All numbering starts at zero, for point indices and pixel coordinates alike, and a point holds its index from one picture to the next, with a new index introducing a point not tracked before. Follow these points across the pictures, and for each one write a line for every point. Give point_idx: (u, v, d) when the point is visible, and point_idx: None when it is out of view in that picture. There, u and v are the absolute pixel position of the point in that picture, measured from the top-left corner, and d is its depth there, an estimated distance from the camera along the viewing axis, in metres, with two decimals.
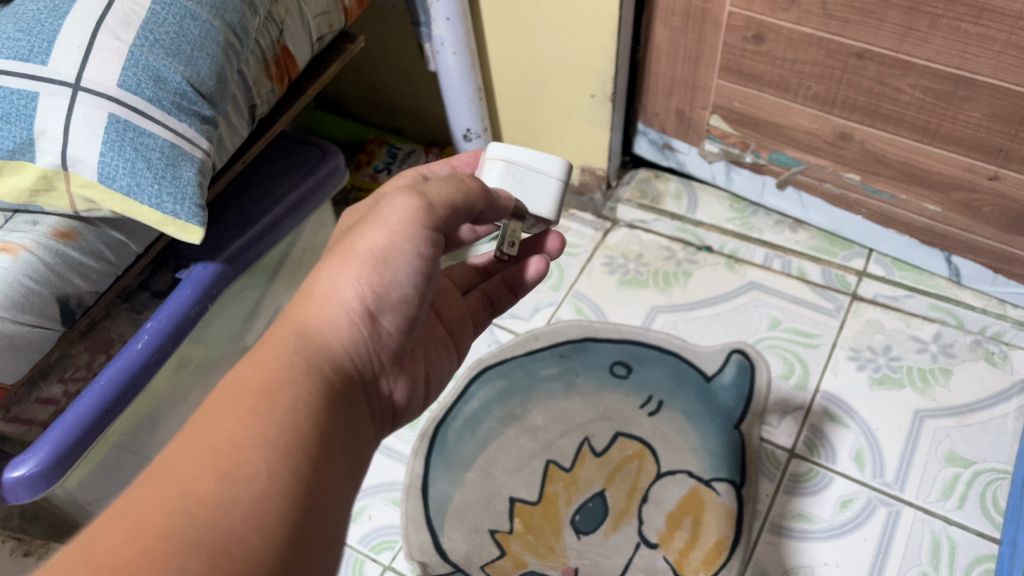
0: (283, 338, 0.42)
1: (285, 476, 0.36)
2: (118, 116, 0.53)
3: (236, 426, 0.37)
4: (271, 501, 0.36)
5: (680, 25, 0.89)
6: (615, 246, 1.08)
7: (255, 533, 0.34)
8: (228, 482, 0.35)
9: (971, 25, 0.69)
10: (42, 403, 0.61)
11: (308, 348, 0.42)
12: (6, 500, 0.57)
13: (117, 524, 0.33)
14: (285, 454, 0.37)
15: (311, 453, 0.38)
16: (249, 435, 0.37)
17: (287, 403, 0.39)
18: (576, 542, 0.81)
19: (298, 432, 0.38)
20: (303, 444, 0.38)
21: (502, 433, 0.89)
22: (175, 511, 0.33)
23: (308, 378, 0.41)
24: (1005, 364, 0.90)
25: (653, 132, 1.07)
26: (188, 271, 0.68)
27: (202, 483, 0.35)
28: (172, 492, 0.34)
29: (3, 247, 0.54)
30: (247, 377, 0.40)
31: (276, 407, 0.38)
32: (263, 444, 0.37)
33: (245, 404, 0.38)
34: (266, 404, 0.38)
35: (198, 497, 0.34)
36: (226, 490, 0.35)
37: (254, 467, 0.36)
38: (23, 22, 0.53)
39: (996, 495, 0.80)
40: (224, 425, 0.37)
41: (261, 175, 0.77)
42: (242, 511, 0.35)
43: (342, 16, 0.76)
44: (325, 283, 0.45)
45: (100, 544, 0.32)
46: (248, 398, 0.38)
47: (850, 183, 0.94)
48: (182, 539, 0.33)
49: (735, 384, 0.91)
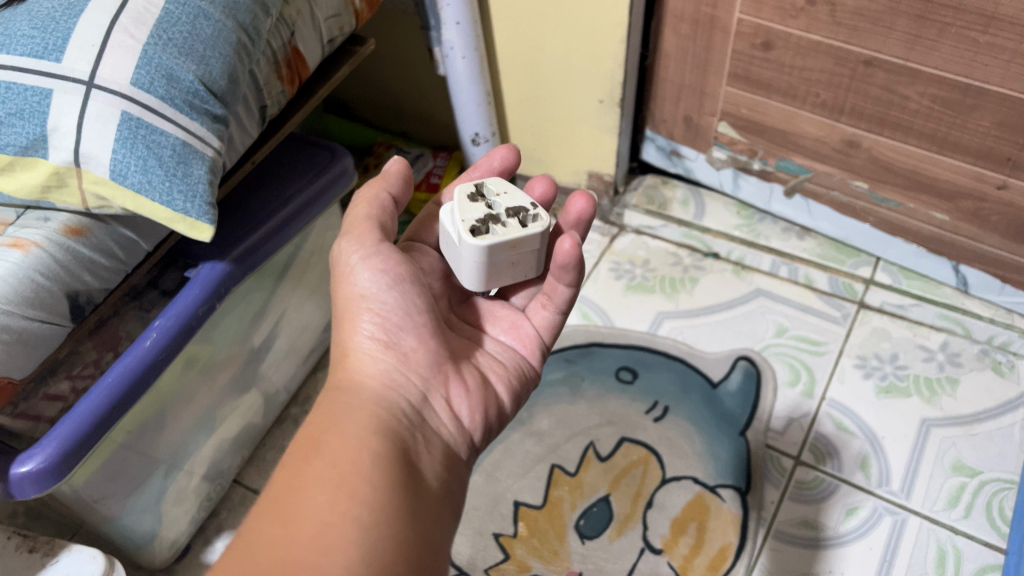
0: (327, 401, 0.51)
1: (346, 495, 0.43)
2: (130, 113, 0.53)
3: (294, 477, 0.44)
4: (335, 521, 0.41)
5: (688, 31, 0.89)
6: (622, 252, 1.08)
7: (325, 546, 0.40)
8: (293, 520, 0.41)
9: (979, 34, 0.69)
10: (50, 400, 0.62)
11: (346, 396, 0.51)
12: (13, 495, 0.57)
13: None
14: (338, 483, 0.43)
15: (363, 473, 0.44)
16: (311, 475, 0.44)
17: (332, 444, 0.46)
18: (580, 547, 0.81)
19: (348, 460, 0.45)
20: (356, 467, 0.44)
21: (507, 437, 0.89)
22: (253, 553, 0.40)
23: (350, 416, 0.49)
24: (1012, 374, 0.89)
25: (660, 139, 1.08)
26: (197, 271, 0.68)
27: (279, 528, 0.41)
28: (257, 540, 0.41)
29: (15, 244, 0.55)
30: (301, 433, 0.48)
31: (326, 451, 0.45)
32: (318, 480, 0.43)
33: (299, 461, 0.45)
34: (317, 450, 0.45)
35: (279, 538, 0.41)
36: (295, 524, 0.41)
37: (317, 502, 0.42)
38: (38, 20, 0.53)
39: (1003, 505, 0.80)
40: (284, 481, 0.44)
41: (270, 176, 0.77)
42: (311, 535, 0.40)
43: (352, 19, 0.77)
44: (345, 345, 0.54)
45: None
46: (302, 452, 0.46)
47: (857, 191, 0.94)
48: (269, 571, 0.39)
49: (741, 391, 0.91)
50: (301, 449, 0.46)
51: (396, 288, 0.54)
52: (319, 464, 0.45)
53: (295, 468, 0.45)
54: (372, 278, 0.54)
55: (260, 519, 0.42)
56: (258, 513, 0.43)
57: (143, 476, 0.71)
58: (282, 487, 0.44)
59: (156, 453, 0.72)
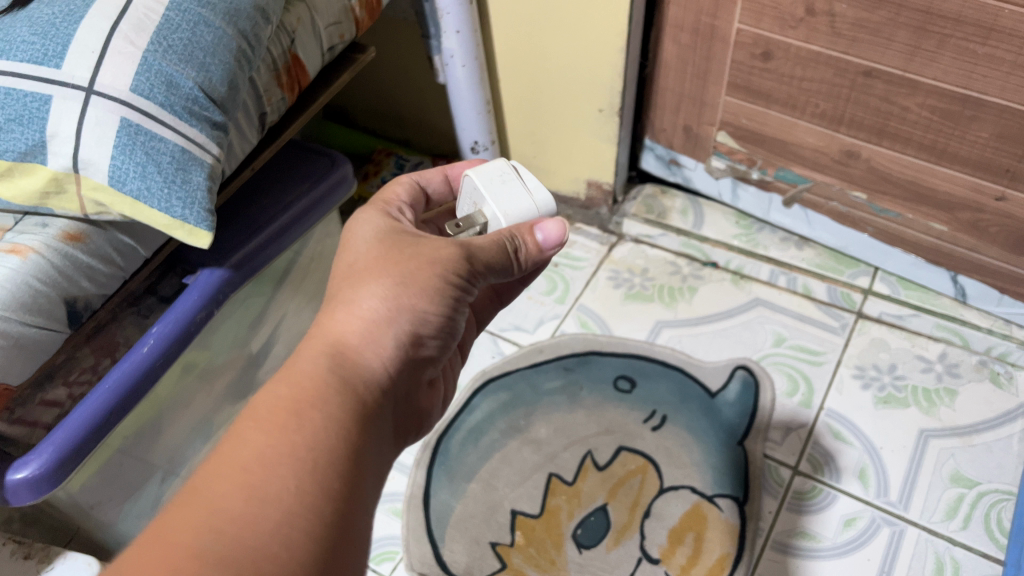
0: (315, 356, 0.43)
1: (316, 487, 0.38)
2: (130, 120, 0.53)
3: (265, 445, 0.38)
4: (299, 517, 0.36)
5: (688, 41, 0.89)
6: (621, 261, 1.08)
7: (282, 548, 0.35)
8: (256, 502, 0.36)
9: (978, 45, 0.69)
10: (47, 405, 0.61)
11: (341, 365, 0.43)
12: (8, 501, 0.57)
13: (152, 546, 0.35)
14: (312, 472, 0.38)
15: (341, 467, 0.39)
16: (285, 453, 0.38)
17: (315, 421, 0.40)
18: (577, 556, 0.81)
19: (327, 447, 0.39)
20: (335, 458, 0.39)
21: (505, 445, 0.89)
22: (206, 531, 0.35)
23: (346, 397, 0.42)
24: (1010, 385, 0.89)
25: (659, 148, 1.08)
26: (195, 277, 0.68)
27: (228, 502, 0.36)
28: (201, 509, 0.36)
29: (13, 249, 0.54)
30: (280, 395, 0.41)
31: (306, 424, 0.40)
32: (288, 457, 0.38)
33: (274, 423, 0.39)
34: (297, 422, 0.40)
35: (227, 517, 0.35)
36: (256, 509, 0.36)
37: (280, 488, 0.37)
38: (38, 26, 0.53)
39: (1001, 517, 0.80)
40: (255, 445, 0.38)
41: (270, 183, 0.77)
42: (271, 527, 0.36)
43: (353, 27, 0.77)
44: (360, 306, 0.45)
45: (139, 565, 0.34)
46: (279, 415, 0.40)
47: (856, 202, 0.95)
48: (215, 558, 0.34)
49: (739, 400, 0.91)
50: (281, 410, 0.40)
51: (454, 300, 0.47)
52: (295, 436, 0.39)
53: (269, 432, 0.39)
54: (440, 281, 0.46)
55: (218, 482, 0.37)
56: (209, 472, 0.38)
57: (139, 483, 0.71)
58: (249, 451, 0.38)
59: (152, 459, 0.71)
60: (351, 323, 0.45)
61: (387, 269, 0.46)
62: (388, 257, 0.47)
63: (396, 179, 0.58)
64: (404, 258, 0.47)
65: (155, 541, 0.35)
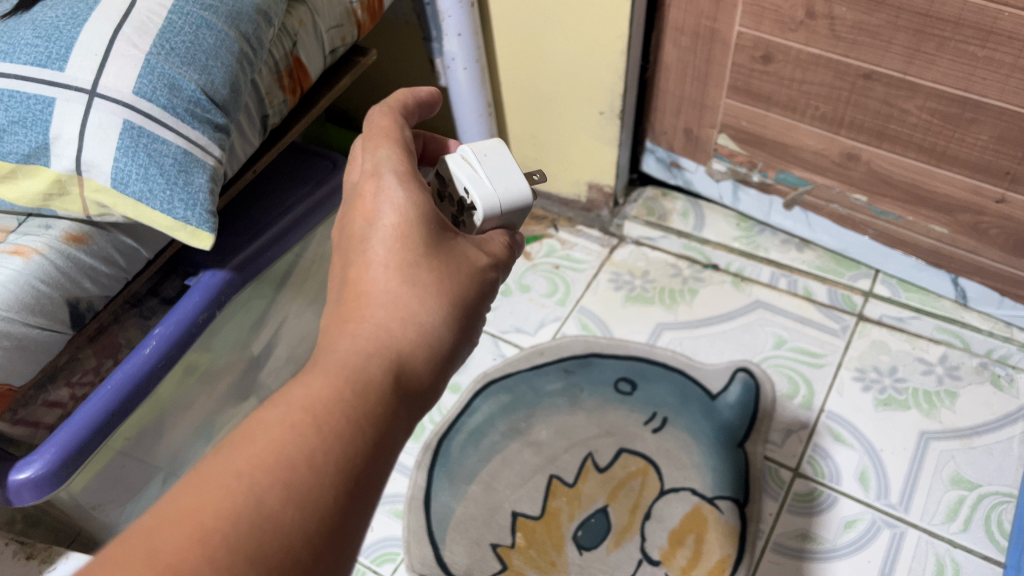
0: (365, 357, 0.41)
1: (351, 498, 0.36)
2: (132, 122, 0.53)
3: (312, 442, 0.36)
4: (330, 529, 0.34)
5: (689, 44, 0.90)
6: (622, 263, 1.08)
7: (308, 554, 0.33)
8: (296, 504, 0.34)
9: (977, 48, 0.70)
10: (49, 406, 0.61)
11: (389, 372, 0.41)
12: (12, 502, 0.57)
13: (178, 525, 0.32)
14: (350, 481, 0.36)
15: (373, 483, 0.37)
16: (330, 456, 0.36)
17: (361, 429, 0.38)
18: (578, 558, 0.81)
19: (367, 458, 0.37)
20: (370, 470, 0.37)
21: (505, 447, 0.89)
22: (243, 523, 0.32)
23: (390, 405, 0.40)
24: (1011, 388, 0.89)
25: (660, 150, 1.08)
26: (198, 278, 0.68)
27: (266, 494, 0.33)
28: (232, 491, 0.33)
29: (16, 251, 0.55)
30: (330, 390, 0.38)
31: (356, 431, 0.37)
32: (332, 463, 0.36)
33: (323, 420, 0.37)
34: (346, 429, 0.37)
35: (265, 513, 0.33)
36: (295, 513, 0.34)
37: (320, 492, 0.35)
38: (42, 29, 0.54)
39: (1001, 519, 0.80)
40: (301, 439, 0.36)
41: (272, 185, 0.77)
42: (304, 533, 0.33)
43: (354, 30, 0.77)
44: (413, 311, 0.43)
45: (165, 545, 0.31)
46: (327, 411, 0.37)
47: (856, 204, 0.95)
48: (247, 556, 0.32)
49: (740, 402, 0.91)
50: (334, 407, 0.37)
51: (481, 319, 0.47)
52: (345, 440, 0.37)
53: (319, 430, 0.36)
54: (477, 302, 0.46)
55: (254, 465, 0.34)
56: (246, 451, 0.35)
57: (141, 483, 0.71)
58: (294, 445, 0.35)
59: (154, 460, 0.71)
60: (396, 326, 0.43)
61: (442, 283, 0.44)
62: (438, 264, 0.45)
63: (381, 107, 0.52)
64: (456, 272, 0.45)
65: (181, 518, 0.32)
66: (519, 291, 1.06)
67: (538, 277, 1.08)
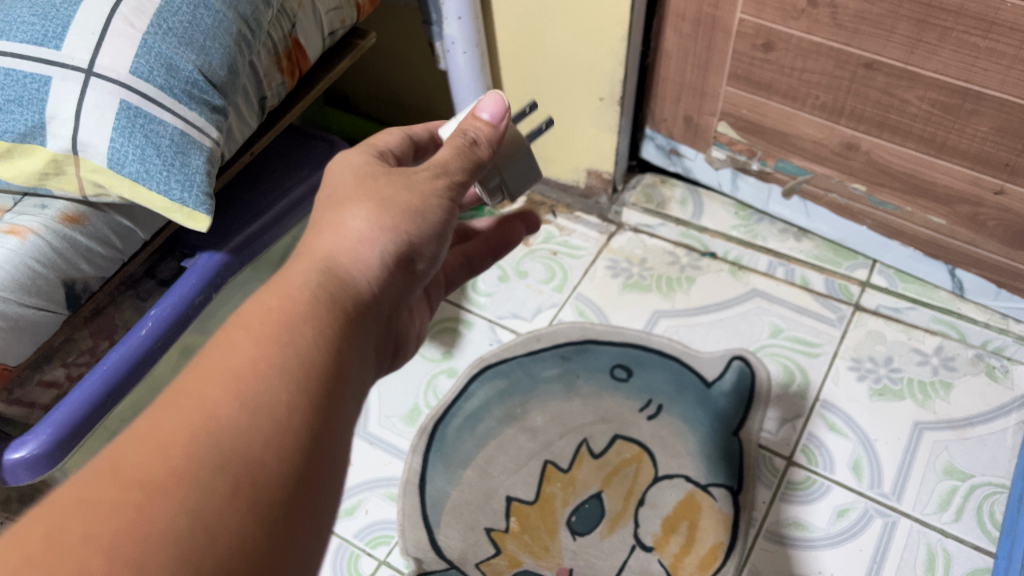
0: (310, 270, 0.40)
1: (306, 397, 0.36)
2: (129, 102, 0.53)
3: (255, 354, 0.36)
4: (291, 432, 0.34)
5: (690, 31, 0.89)
6: (620, 250, 1.08)
7: (276, 460, 0.34)
8: (250, 411, 0.34)
9: (979, 38, 0.69)
10: (45, 386, 0.62)
11: (335, 282, 0.40)
12: (8, 481, 0.58)
13: (137, 448, 0.32)
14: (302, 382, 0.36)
15: (330, 381, 0.37)
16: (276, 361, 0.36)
17: (308, 333, 0.38)
18: (572, 543, 0.81)
19: (319, 358, 0.37)
20: (324, 368, 0.37)
21: (501, 432, 0.89)
22: (198, 436, 0.33)
23: (340, 308, 0.40)
24: (1006, 379, 0.90)
25: (660, 137, 1.07)
26: (194, 260, 0.68)
27: (218, 407, 0.34)
28: (187, 411, 0.33)
29: (11, 230, 0.55)
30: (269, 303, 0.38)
31: (296, 335, 0.37)
32: (271, 373, 0.36)
33: (266, 331, 0.37)
34: (288, 333, 0.37)
35: (218, 424, 0.33)
36: (248, 419, 0.34)
37: (273, 397, 0.35)
38: (38, 7, 0.53)
39: (993, 509, 0.81)
40: (246, 353, 0.36)
41: (269, 168, 0.77)
42: (263, 438, 0.34)
43: (353, 12, 0.76)
44: (355, 221, 0.42)
45: (127, 463, 0.32)
46: (269, 323, 0.37)
47: (855, 193, 0.94)
48: (210, 465, 0.32)
49: (735, 390, 0.91)
50: (277, 317, 0.38)
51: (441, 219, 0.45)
52: (290, 345, 0.37)
53: (262, 339, 0.37)
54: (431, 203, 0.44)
55: (205, 384, 0.35)
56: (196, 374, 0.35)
57: None
58: (240, 358, 0.36)
59: None
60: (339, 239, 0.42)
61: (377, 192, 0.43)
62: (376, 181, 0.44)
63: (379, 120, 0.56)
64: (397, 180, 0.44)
65: (140, 441, 0.33)
66: (517, 277, 1.05)
67: (535, 263, 1.07)
